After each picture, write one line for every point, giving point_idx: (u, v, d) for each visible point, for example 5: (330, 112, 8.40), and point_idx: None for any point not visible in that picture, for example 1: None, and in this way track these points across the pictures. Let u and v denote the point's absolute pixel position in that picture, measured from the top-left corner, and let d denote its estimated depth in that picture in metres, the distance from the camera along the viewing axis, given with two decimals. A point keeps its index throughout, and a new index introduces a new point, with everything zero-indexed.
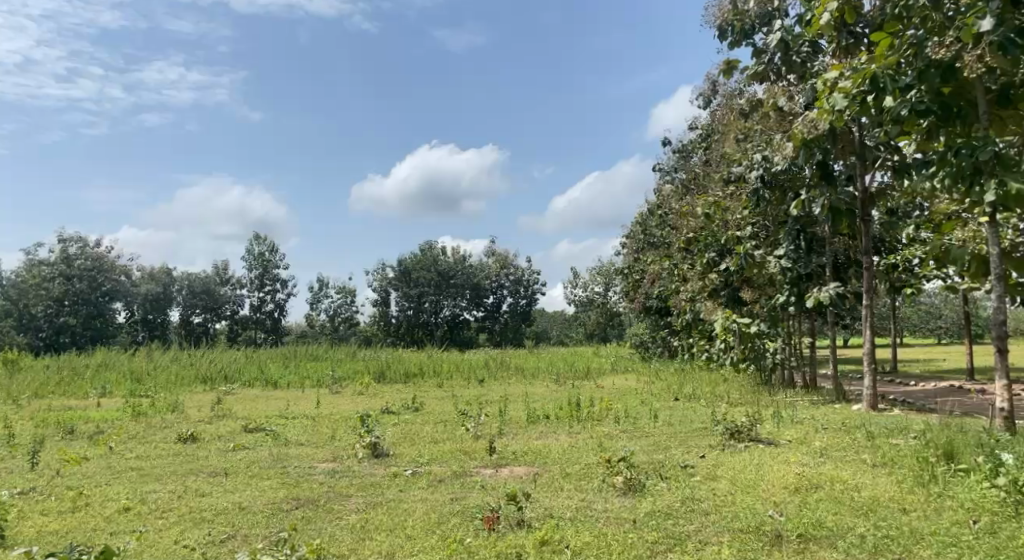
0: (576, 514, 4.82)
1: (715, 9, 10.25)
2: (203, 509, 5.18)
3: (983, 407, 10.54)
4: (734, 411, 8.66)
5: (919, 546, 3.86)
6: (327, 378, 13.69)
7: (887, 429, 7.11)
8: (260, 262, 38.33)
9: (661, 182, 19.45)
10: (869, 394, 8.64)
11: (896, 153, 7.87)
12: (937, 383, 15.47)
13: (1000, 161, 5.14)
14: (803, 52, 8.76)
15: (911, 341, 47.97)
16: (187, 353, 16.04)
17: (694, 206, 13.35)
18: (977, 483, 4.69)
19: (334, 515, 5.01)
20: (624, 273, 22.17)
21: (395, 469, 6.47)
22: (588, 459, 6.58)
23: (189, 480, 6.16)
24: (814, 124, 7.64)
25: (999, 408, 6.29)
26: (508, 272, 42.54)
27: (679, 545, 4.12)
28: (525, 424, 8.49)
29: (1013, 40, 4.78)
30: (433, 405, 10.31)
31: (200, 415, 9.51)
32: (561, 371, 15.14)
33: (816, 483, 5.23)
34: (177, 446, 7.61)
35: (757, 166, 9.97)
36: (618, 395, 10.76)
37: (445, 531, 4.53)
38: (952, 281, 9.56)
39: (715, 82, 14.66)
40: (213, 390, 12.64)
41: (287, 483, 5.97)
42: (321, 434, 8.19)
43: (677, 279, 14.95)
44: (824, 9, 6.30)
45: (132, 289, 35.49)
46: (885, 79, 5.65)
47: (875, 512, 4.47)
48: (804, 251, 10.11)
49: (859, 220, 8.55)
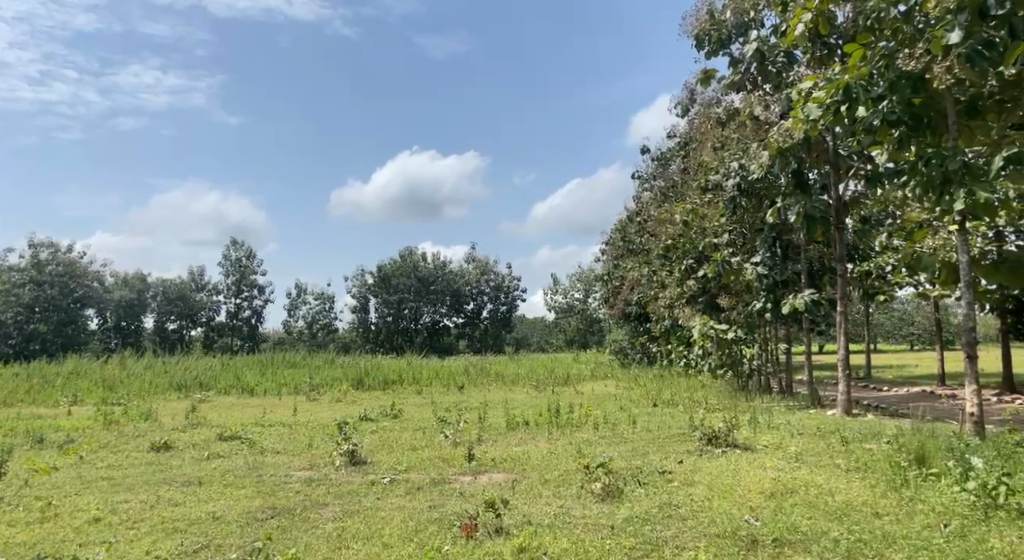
0: (554, 520, 4.82)
1: (693, 19, 10.36)
2: (177, 519, 5.10)
3: (954, 412, 10.72)
4: (711, 416, 8.71)
5: (891, 549, 3.91)
6: (305, 385, 13.60)
7: (861, 434, 7.22)
8: (237, 268, 37.96)
9: (641, 189, 19.59)
10: (844, 399, 8.74)
11: (869, 163, 7.99)
12: (911, 388, 15.71)
13: (969, 170, 5.25)
14: (778, 61, 8.79)
15: (885, 347, 48.76)
16: (161, 361, 15.80)
17: (672, 214, 13.50)
18: (948, 486, 4.77)
19: (310, 524, 4.97)
20: (604, 279, 22.26)
21: (373, 477, 6.42)
22: (567, 465, 6.60)
23: (162, 489, 6.07)
24: (788, 132, 7.78)
25: (970, 413, 6.40)
26: (489, 278, 42.53)
27: (656, 550, 4.13)
28: (504, 430, 8.49)
29: (980, 52, 4.88)
30: (412, 411, 10.27)
31: (174, 424, 9.37)
32: (541, 378, 15.14)
33: (791, 488, 5.29)
34: (151, 454, 7.50)
35: (734, 174, 10.13)
36: (597, 401, 10.80)
37: (422, 538, 4.51)
38: (924, 288, 9.74)
39: (693, 91, 14.84)
40: (186, 398, 12.45)
41: (263, 492, 5.91)
42: (299, 441, 8.11)
43: (655, 285, 15.07)
44: (798, 20, 6.42)
45: (105, 295, 34.90)
46: (857, 89, 5.66)
47: (848, 516, 4.53)
48: (779, 258, 10.35)
49: (834, 227, 8.69)
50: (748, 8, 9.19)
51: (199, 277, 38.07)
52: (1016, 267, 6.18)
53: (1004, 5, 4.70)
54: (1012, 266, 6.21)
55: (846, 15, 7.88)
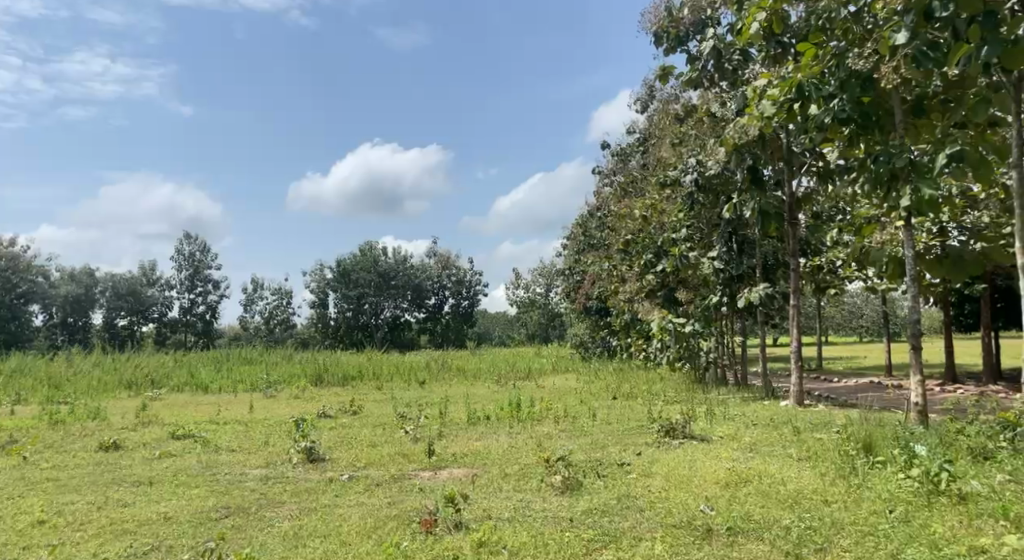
0: (515, 514, 4.83)
1: (652, 15, 10.43)
2: (126, 520, 4.96)
3: (900, 402, 11.09)
4: (669, 409, 8.85)
5: (839, 535, 4.02)
6: (262, 382, 13.36)
7: (812, 424, 7.41)
8: (191, 263, 37.00)
9: (601, 184, 19.73)
10: (797, 391, 8.94)
11: (821, 159, 8.17)
12: (859, 379, 16.19)
13: (915, 168, 5.39)
14: (734, 59, 8.96)
15: (836, 339, 50.08)
16: (111, 358, 15.33)
17: (632, 208, 13.66)
18: (894, 474, 4.94)
19: (266, 523, 4.87)
20: (565, 274, 22.38)
21: (332, 474, 6.34)
22: (526, 459, 6.63)
23: (112, 490, 5.89)
24: (744, 130, 7.92)
25: (914, 403, 6.63)
26: (450, 273, 42.41)
27: (614, 542, 4.16)
28: (464, 425, 8.47)
29: (926, 53, 5.01)
30: (372, 407, 10.19)
31: (124, 423, 9.10)
32: (502, 372, 15.16)
33: (745, 478, 5.40)
34: (100, 454, 7.27)
35: (691, 171, 10.31)
36: (557, 395, 10.85)
37: (381, 535, 4.47)
38: (871, 282, 10.07)
39: (652, 87, 15.02)
40: (137, 397, 12.09)
41: (217, 491, 5.77)
42: (255, 439, 7.97)
43: (615, 279, 15.20)
44: (753, 19, 6.52)
45: (50, 291, 33.53)
46: (809, 87, 5.83)
47: (799, 504, 4.64)
48: (735, 253, 10.70)
49: (787, 222, 8.87)
50: (705, 7, 9.40)
51: (152, 272, 36.98)
52: (957, 261, 6.21)
53: (947, 7, 4.59)
54: (953, 260, 6.23)
55: (798, 14, 8.05)
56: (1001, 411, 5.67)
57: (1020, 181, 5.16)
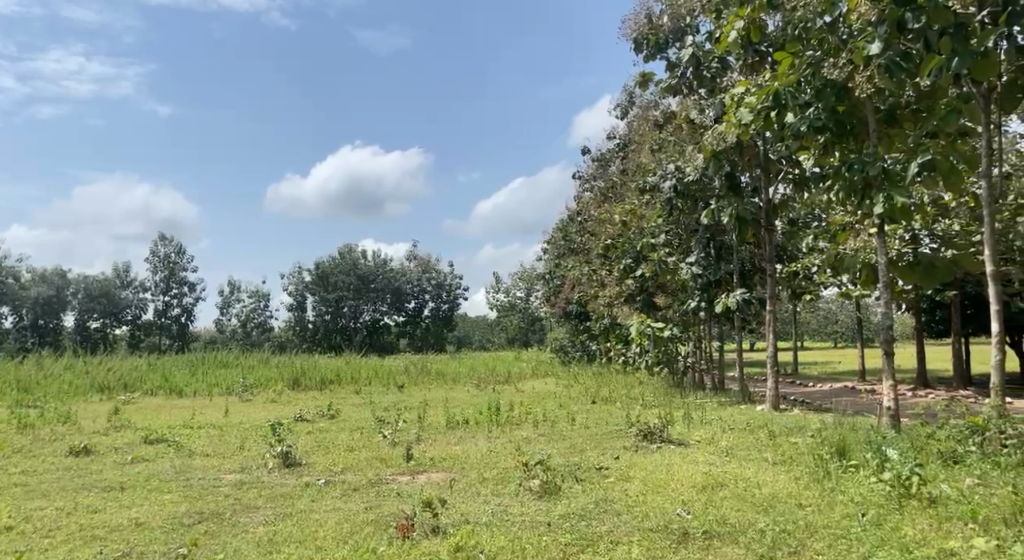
0: (492, 518, 4.82)
1: (632, 22, 10.51)
2: (96, 526, 4.86)
3: (872, 407, 11.27)
4: (647, 413, 8.91)
5: (812, 539, 4.07)
6: (238, 385, 13.22)
7: (787, 428, 7.49)
8: (166, 265, 36.48)
9: (581, 189, 19.82)
10: (772, 395, 9.04)
11: (796, 167, 8.25)
12: (833, 384, 16.42)
13: (887, 176, 5.47)
14: (713, 67, 9.06)
15: (811, 344, 50.73)
16: (83, 361, 15.04)
17: (612, 214, 13.73)
18: (866, 477, 5.03)
19: (239, 528, 4.81)
20: (545, 278, 22.43)
21: (308, 479, 6.28)
22: (506, 463, 6.62)
23: (82, 495, 5.77)
24: (722, 137, 8.10)
25: (886, 407, 6.73)
26: (431, 276, 42.26)
27: (591, 546, 4.17)
28: (442, 430, 8.43)
29: (899, 63, 5.03)
30: (350, 411, 10.13)
31: (96, 427, 8.94)
32: (482, 376, 15.15)
33: (721, 481, 5.44)
34: (69, 459, 7.12)
35: (670, 176, 10.44)
36: (536, 398, 10.87)
37: (358, 540, 4.44)
38: (846, 288, 10.22)
39: (631, 93, 15.14)
40: (108, 400, 11.90)
41: (190, 496, 5.70)
42: (230, 443, 7.89)
43: (594, 284, 15.27)
44: (732, 28, 6.62)
45: (20, 292, 32.73)
46: (786, 95, 5.93)
47: (774, 508, 4.69)
48: (713, 258, 10.83)
49: (763, 228, 8.96)
50: (684, 15, 9.52)
51: (126, 273, 36.39)
52: (928, 268, 6.30)
53: (919, 19, 4.73)
54: (925, 267, 6.32)
55: (775, 24, 8.16)
56: (969, 414, 5.79)
57: (989, 190, 5.26)
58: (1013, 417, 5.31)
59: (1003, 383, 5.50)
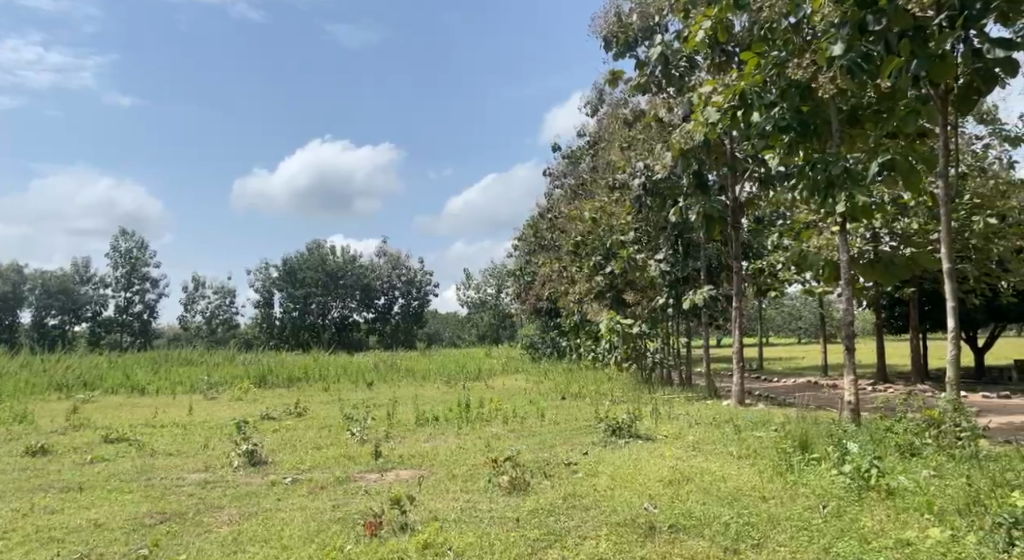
0: (460, 515, 4.81)
1: (601, 20, 10.53)
2: (54, 527, 4.74)
3: (834, 401, 11.57)
4: (615, 408, 8.99)
5: (775, 531, 4.15)
6: (202, 383, 12.97)
7: (752, 423, 7.62)
8: (128, 261, 35.62)
9: (551, 186, 19.87)
10: (737, 390, 9.15)
11: (762, 166, 8.43)
12: (797, 379, 16.75)
13: (850, 176, 5.56)
14: (681, 66, 9.12)
15: (777, 341, 51.69)
16: (40, 358, 14.63)
17: (581, 211, 13.80)
18: (827, 470, 5.14)
19: (203, 528, 4.73)
20: (516, 274, 22.49)
21: (274, 478, 6.17)
22: (475, 459, 6.64)
23: (37, 496, 5.61)
24: (690, 136, 8.20)
25: (847, 401, 6.89)
26: (400, 272, 41.49)
27: (558, 541, 4.19)
28: (411, 427, 8.40)
29: (860, 65, 5.13)
30: (318, 409, 10.03)
31: (54, 426, 8.71)
32: (452, 373, 15.12)
33: (687, 476, 5.51)
34: (25, 459, 6.94)
35: (640, 174, 10.73)
36: (507, 395, 10.88)
37: (324, 538, 4.39)
38: (809, 285, 10.45)
39: (602, 91, 15.25)
40: (67, 399, 11.59)
41: (152, 496, 5.58)
42: (193, 442, 7.75)
43: (565, 280, 15.37)
44: (699, 28, 6.86)
45: None
46: (752, 95, 6.16)
47: (738, 501, 4.76)
48: (681, 255, 11.02)
49: (730, 227, 9.15)
50: (653, 14, 9.56)
51: (85, 269, 35.40)
52: (888, 266, 6.44)
53: (880, 21, 4.84)
54: (885, 264, 6.46)
55: (742, 24, 8.28)
56: (926, 408, 5.95)
57: (946, 190, 5.37)
58: (966, 410, 5.47)
59: (957, 377, 5.66)
